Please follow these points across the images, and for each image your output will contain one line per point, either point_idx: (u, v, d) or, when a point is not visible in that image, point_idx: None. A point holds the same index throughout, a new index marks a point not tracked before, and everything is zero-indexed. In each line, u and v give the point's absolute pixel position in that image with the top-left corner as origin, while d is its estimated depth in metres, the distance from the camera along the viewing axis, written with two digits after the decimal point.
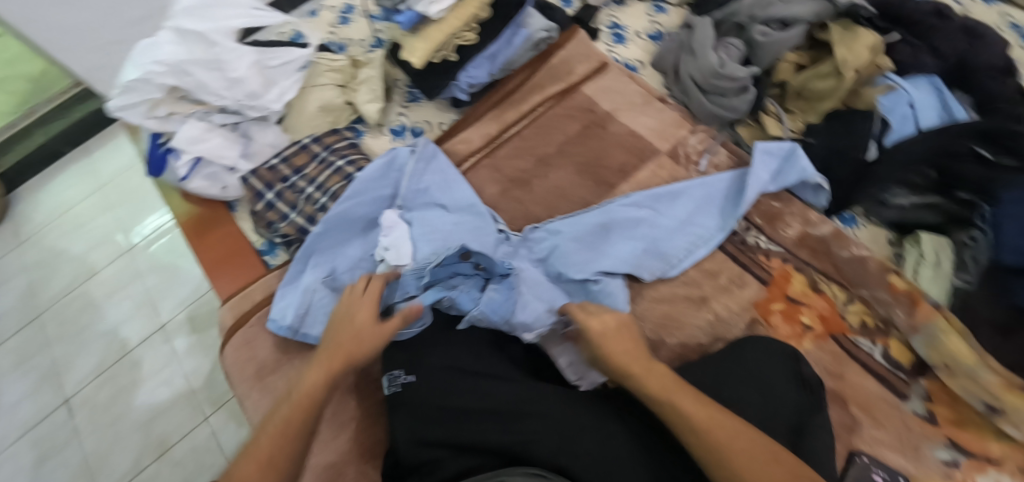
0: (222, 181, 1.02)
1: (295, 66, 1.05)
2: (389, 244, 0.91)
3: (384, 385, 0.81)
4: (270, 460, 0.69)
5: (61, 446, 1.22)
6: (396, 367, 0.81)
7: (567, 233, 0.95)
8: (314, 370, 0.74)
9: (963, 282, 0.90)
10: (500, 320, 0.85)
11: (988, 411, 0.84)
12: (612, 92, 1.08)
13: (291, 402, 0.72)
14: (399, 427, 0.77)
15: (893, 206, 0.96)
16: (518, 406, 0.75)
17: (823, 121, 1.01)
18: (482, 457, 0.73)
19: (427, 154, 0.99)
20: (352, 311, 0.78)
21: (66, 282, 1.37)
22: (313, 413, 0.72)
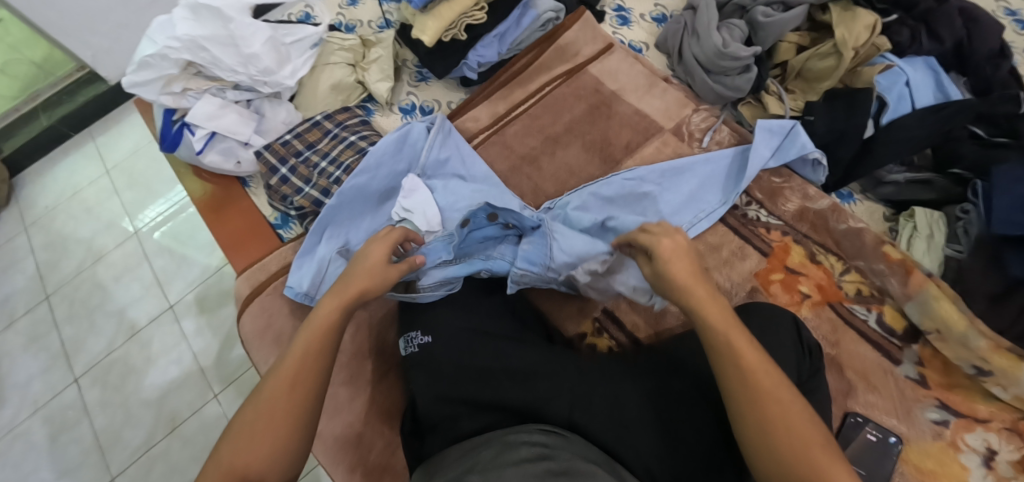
0: (236, 156, 1.06)
1: (307, 43, 1.09)
2: (412, 206, 0.97)
3: (402, 346, 0.87)
4: (296, 379, 0.69)
5: (72, 424, 1.31)
6: (413, 329, 0.88)
7: (575, 204, 1.00)
8: (333, 297, 0.76)
9: (955, 251, 0.96)
10: (540, 269, 0.91)
11: (977, 373, 0.90)
12: (618, 73, 1.13)
13: (311, 326, 0.73)
14: (418, 385, 0.83)
15: (889, 182, 1.03)
16: (529, 369, 0.81)
17: (822, 100, 1.05)
18: (498, 413, 0.79)
19: (443, 129, 1.05)
20: (370, 249, 0.82)
21: (76, 263, 1.47)
22: (332, 337, 0.73)
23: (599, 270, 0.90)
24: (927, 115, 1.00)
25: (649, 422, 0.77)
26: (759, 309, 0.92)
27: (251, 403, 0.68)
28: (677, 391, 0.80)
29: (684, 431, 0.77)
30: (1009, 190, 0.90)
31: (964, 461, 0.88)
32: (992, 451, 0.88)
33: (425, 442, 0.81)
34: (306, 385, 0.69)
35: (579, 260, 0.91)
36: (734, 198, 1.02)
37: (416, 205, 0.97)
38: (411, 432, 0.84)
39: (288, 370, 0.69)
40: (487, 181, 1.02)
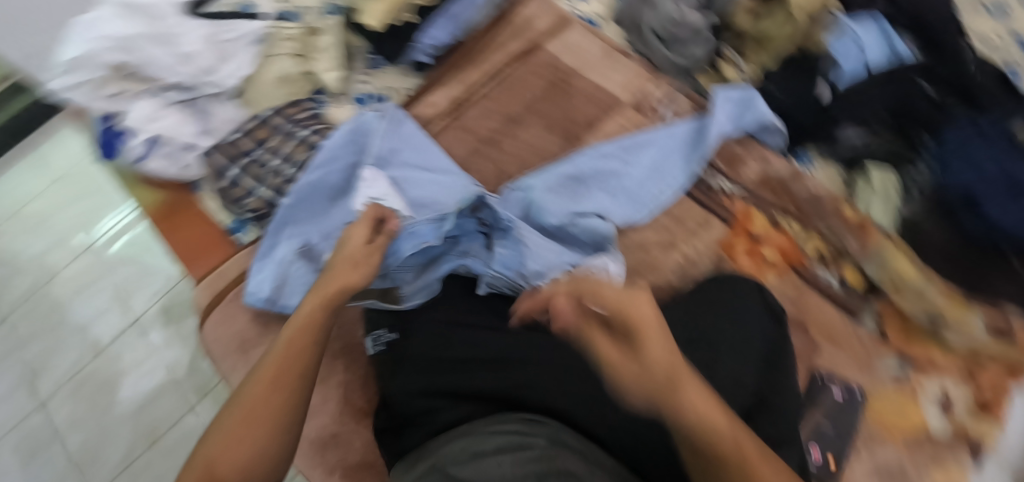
0: (181, 160, 1.02)
1: (249, 39, 1.08)
2: (379, 194, 0.96)
3: (369, 345, 0.89)
4: (278, 377, 0.68)
5: (46, 447, 1.29)
6: (379, 328, 0.90)
7: (540, 186, 1.00)
8: (312, 298, 0.77)
9: (908, 209, 0.98)
10: (513, 275, 0.93)
11: (932, 323, 0.94)
12: (576, 48, 1.11)
13: (293, 325, 0.73)
14: (397, 382, 0.83)
15: (845, 142, 1.04)
16: (503, 354, 0.82)
17: (779, 67, 1.09)
18: (474, 401, 0.78)
19: (396, 118, 1.03)
20: (350, 235, 0.85)
21: (31, 282, 1.41)
22: (314, 335, 0.73)
23: None
24: (883, 81, 1.03)
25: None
26: (726, 279, 0.94)
27: (231, 406, 0.68)
28: None
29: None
30: (960, 150, 0.95)
31: (925, 409, 0.92)
32: (948, 398, 0.91)
33: (405, 438, 0.80)
34: (289, 382, 0.68)
35: (547, 270, 0.94)
36: (697, 169, 1.03)
37: (380, 194, 0.96)
38: (387, 429, 0.84)
39: (271, 367, 0.69)
40: (448, 170, 1.01)
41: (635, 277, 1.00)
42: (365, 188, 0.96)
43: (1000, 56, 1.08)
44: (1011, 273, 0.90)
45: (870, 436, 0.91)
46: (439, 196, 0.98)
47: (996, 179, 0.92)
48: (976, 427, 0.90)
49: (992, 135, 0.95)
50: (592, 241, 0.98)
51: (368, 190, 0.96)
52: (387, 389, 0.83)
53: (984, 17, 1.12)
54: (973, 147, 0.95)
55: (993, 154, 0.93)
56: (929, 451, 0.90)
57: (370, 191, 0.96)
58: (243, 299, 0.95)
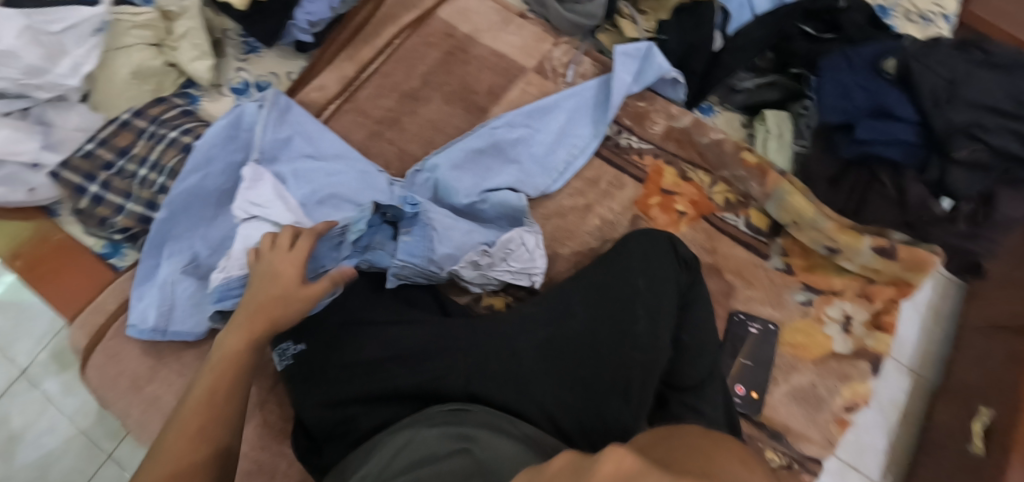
0: (26, 182, 0.88)
1: (85, 29, 0.88)
2: (263, 200, 0.84)
3: (276, 360, 0.82)
4: (203, 432, 0.60)
5: None
6: (283, 340, 0.82)
7: (444, 164, 0.95)
8: (235, 334, 0.67)
9: (800, 146, 1.06)
10: (422, 261, 0.87)
11: (829, 253, 1.01)
12: (469, 14, 1.06)
13: (213, 369, 0.64)
14: (303, 398, 0.79)
15: (741, 91, 1.10)
16: (418, 348, 0.80)
17: (672, 17, 1.06)
18: (397, 403, 0.77)
19: (279, 106, 0.93)
20: (275, 262, 0.72)
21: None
22: (239, 378, 0.64)
23: (480, 261, 0.90)
24: (765, 19, 1.05)
25: (548, 373, 0.78)
26: (645, 233, 0.96)
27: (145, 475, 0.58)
28: (568, 336, 0.82)
29: (583, 372, 0.79)
30: (833, 81, 0.99)
31: (827, 331, 1.01)
32: (848, 316, 1.02)
33: (325, 452, 0.77)
34: (213, 441, 0.60)
35: (460, 251, 0.90)
36: (603, 129, 1.02)
37: (262, 199, 0.84)
38: (307, 449, 0.80)
39: (188, 427, 0.60)
40: (344, 157, 0.93)
41: (557, 247, 0.99)
42: (246, 191, 0.84)
43: None
44: (883, 191, 0.99)
45: (785, 363, 1.00)
46: (339, 189, 0.90)
47: (865, 110, 0.97)
48: (872, 340, 1.01)
49: (860, 65, 1.00)
50: (505, 217, 0.95)
51: (249, 194, 0.84)
52: (296, 402, 0.79)
53: None
54: (845, 77, 0.99)
55: (859, 81, 0.99)
56: (834, 367, 1.00)
57: (251, 193, 0.84)
58: (126, 331, 0.85)
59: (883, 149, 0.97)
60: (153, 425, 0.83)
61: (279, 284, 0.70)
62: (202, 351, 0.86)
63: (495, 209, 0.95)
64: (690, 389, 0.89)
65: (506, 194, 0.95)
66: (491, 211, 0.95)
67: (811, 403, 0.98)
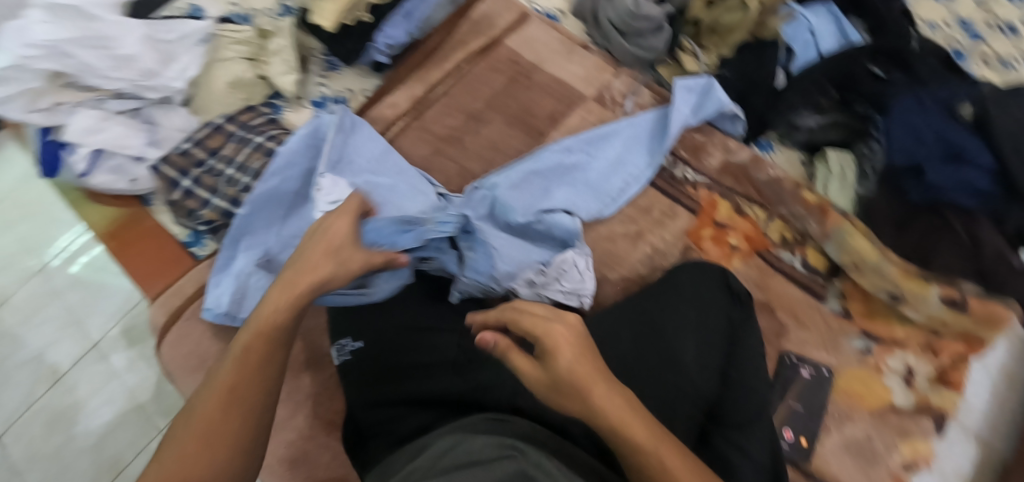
0: (129, 173, 0.96)
1: (193, 39, 1.00)
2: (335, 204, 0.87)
3: (334, 354, 0.87)
4: (234, 389, 0.60)
5: None
6: (343, 336, 0.87)
7: (504, 183, 0.96)
8: (278, 293, 0.66)
9: (864, 190, 1.02)
10: (485, 278, 0.89)
11: (892, 300, 0.96)
12: (535, 42, 1.11)
13: (251, 328, 0.63)
14: (357, 392, 0.83)
15: (802, 128, 1.06)
16: (464, 356, 0.82)
17: (735, 53, 1.09)
18: (437, 407, 0.78)
19: (347, 124, 0.95)
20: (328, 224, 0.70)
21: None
22: (276, 346, 0.63)
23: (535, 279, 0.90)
24: (832, 59, 1.07)
25: None
26: (693, 266, 0.95)
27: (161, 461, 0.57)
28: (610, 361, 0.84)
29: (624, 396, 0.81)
30: (904, 123, 0.98)
31: (887, 382, 0.95)
32: (910, 369, 0.95)
33: (368, 449, 0.79)
34: (228, 426, 0.58)
35: (517, 270, 0.90)
36: (661, 160, 1.03)
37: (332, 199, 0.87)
38: (351, 445, 0.82)
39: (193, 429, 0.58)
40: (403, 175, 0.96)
41: (606, 272, 1.00)
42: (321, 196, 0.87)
43: (943, 37, 1.12)
44: (956, 239, 0.94)
45: (838, 412, 0.95)
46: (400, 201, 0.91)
47: (937, 153, 0.96)
48: (938, 396, 0.94)
49: (935, 107, 0.99)
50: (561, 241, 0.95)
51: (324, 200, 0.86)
52: (350, 396, 0.83)
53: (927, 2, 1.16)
54: (917, 119, 0.98)
55: (934, 124, 0.97)
56: (893, 422, 0.93)
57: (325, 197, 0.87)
58: (200, 314, 0.91)
59: (959, 196, 0.94)
60: None
61: (329, 238, 0.69)
62: None
63: (552, 230, 0.95)
64: (736, 426, 0.82)
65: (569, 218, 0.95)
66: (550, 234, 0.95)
67: (865, 457, 0.92)
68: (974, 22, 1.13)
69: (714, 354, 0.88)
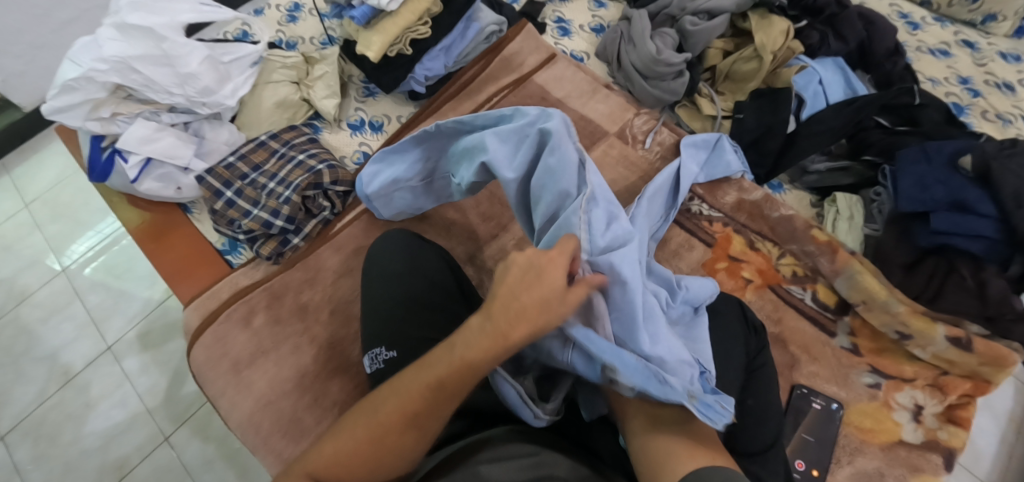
0: (176, 182, 1.00)
1: (247, 62, 1.05)
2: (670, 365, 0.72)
3: (367, 363, 0.83)
4: (415, 418, 0.64)
5: None
6: (377, 345, 0.83)
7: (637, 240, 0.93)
8: (481, 335, 0.63)
9: (872, 230, 1.07)
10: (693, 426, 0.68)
11: (900, 338, 0.99)
12: (562, 80, 1.18)
13: (450, 365, 0.63)
14: None
15: (812, 172, 1.14)
16: None
17: (749, 99, 1.15)
18: (459, 422, 0.76)
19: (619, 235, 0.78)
20: (521, 268, 0.65)
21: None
22: (467, 384, 0.64)
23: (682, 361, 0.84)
24: (841, 109, 1.10)
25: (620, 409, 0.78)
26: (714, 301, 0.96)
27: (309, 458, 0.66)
28: None
29: None
30: (910, 173, 1.01)
31: (897, 418, 0.97)
32: (919, 406, 0.98)
33: None
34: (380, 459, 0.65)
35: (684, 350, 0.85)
36: (673, 215, 1.05)
37: (669, 342, 0.73)
38: None
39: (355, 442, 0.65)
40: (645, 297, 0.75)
41: None
42: (664, 348, 0.72)
43: (944, 91, 1.20)
44: (963, 285, 0.97)
45: (850, 445, 0.96)
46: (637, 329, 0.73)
47: (942, 203, 0.98)
48: (945, 433, 0.96)
49: (938, 161, 1.01)
50: (692, 307, 0.91)
51: (669, 351, 0.73)
52: None
53: (928, 59, 1.24)
54: (921, 170, 1.01)
55: (936, 175, 1.00)
56: (903, 457, 0.95)
57: (678, 351, 0.73)
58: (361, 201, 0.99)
59: (963, 242, 0.96)
60: (242, 405, 0.90)
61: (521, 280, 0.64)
62: (295, 347, 0.93)
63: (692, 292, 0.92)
64: (753, 454, 0.85)
65: (700, 283, 0.94)
66: (683, 300, 0.91)
67: None
68: (972, 80, 1.21)
69: (733, 383, 0.86)
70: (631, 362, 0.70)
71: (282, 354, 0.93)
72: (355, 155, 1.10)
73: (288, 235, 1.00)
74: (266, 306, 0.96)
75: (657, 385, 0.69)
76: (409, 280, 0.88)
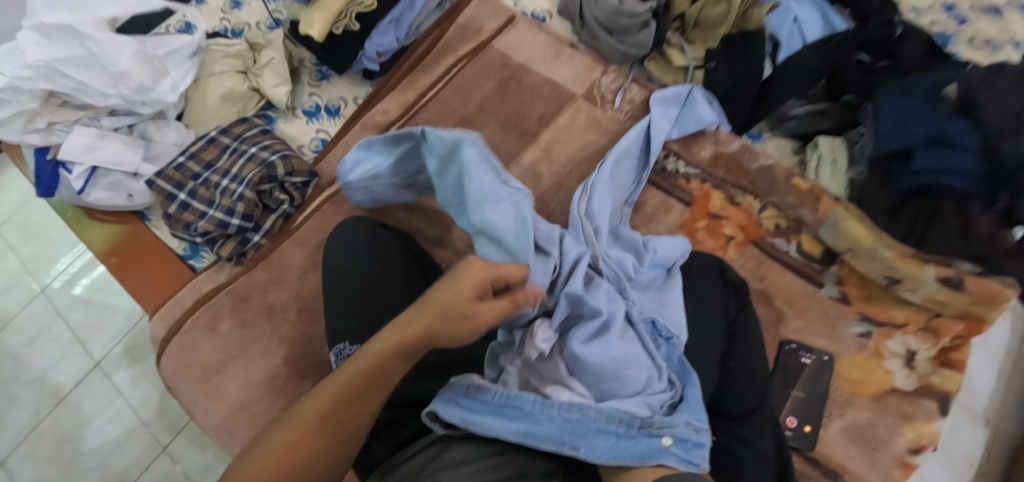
0: (127, 189, 0.97)
1: (184, 53, 1.00)
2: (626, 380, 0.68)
3: (333, 360, 0.80)
4: (329, 417, 0.61)
5: None
6: (342, 340, 0.80)
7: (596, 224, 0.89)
8: (389, 332, 0.64)
9: (856, 174, 1.02)
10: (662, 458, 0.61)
11: (890, 283, 0.95)
12: (523, 45, 1.12)
13: (360, 363, 0.62)
14: None
15: (791, 117, 1.09)
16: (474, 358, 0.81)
17: (720, 46, 1.10)
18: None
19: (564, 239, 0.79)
20: (465, 271, 0.65)
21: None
22: (380, 382, 0.62)
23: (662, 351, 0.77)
24: (817, 48, 1.06)
25: None
26: (690, 262, 0.92)
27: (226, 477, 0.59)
28: None
29: None
30: (890, 110, 0.96)
31: (888, 366, 0.94)
32: (912, 352, 0.95)
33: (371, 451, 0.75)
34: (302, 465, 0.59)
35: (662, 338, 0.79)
36: (645, 178, 1.02)
37: (628, 358, 0.69)
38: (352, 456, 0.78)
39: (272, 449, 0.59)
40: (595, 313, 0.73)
41: None
42: (618, 385, 0.68)
43: (930, 20, 1.13)
44: (950, 228, 0.92)
45: (841, 398, 0.94)
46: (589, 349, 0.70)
47: (921, 140, 0.92)
48: (939, 377, 0.93)
49: (920, 94, 0.96)
50: (662, 268, 0.89)
51: (625, 390, 0.68)
52: None
53: None
54: (903, 105, 0.95)
55: (918, 110, 0.94)
56: (895, 405, 0.93)
57: (632, 376, 0.68)
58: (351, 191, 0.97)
59: (947, 179, 0.91)
60: (216, 414, 0.89)
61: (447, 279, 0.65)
62: (265, 349, 0.92)
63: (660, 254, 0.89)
64: (737, 418, 0.78)
65: (669, 243, 0.90)
66: (652, 264, 0.89)
67: (869, 442, 0.91)
68: (958, 6, 1.14)
69: (713, 345, 0.81)
70: (587, 429, 0.62)
71: (254, 358, 0.91)
72: (312, 143, 1.07)
73: (247, 234, 0.97)
74: (231, 310, 0.94)
75: (622, 440, 0.61)
76: (373, 272, 0.85)
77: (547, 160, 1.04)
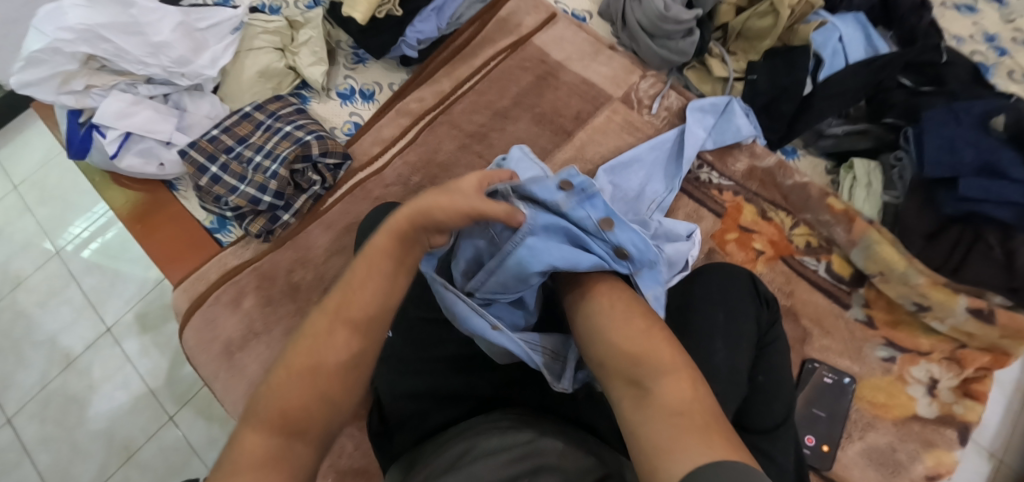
0: (159, 157, 0.96)
1: (226, 28, 0.99)
2: None
3: None
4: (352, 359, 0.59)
5: (10, 468, 1.11)
6: None
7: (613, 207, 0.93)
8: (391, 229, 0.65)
9: (892, 198, 1.01)
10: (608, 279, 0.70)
11: (917, 309, 0.95)
12: (563, 42, 1.12)
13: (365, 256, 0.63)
14: (379, 380, 0.76)
15: (829, 136, 1.08)
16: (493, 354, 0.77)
17: (763, 59, 1.09)
18: (463, 404, 0.74)
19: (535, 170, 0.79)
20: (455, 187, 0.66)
21: None
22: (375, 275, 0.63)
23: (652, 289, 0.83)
24: (860, 68, 1.04)
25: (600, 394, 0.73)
26: (722, 269, 0.88)
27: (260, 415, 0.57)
28: None
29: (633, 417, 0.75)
30: (937, 135, 0.94)
31: (911, 392, 0.94)
32: (935, 380, 0.94)
33: (395, 436, 0.74)
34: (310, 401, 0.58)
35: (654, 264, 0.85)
36: (678, 184, 1.00)
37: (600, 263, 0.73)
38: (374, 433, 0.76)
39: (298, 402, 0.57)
40: None
41: None
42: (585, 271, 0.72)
43: (969, 49, 1.13)
44: (988, 250, 0.91)
45: (862, 420, 0.93)
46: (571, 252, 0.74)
47: (969, 168, 0.92)
48: (961, 407, 0.92)
49: (968, 121, 0.94)
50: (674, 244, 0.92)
51: None
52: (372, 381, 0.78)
53: (953, 15, 1.17)
54: (949, 131, 0.94)
55: (965, 137, 0.93)
56: (917, 432, 0.92)
57: None
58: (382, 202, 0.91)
59: (990, 208, 0.90)
60: (236, 390, 0.88)
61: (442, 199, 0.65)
62: (288, 328, 0.91)
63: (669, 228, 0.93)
64: (764, 432, 0.77)
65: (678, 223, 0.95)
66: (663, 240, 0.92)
67: (888, 467, 0.90)
68: (1000, 37, 1.14)
69: (745, 359, 0.79)
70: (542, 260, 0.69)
71: (273, 340, 0.90)
72: (344, 126, 1.06)
73: (277, 211, 0.95)
74: (256, 287, 0.93)
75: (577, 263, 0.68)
76: None
77: (581, 159, 1.03)
